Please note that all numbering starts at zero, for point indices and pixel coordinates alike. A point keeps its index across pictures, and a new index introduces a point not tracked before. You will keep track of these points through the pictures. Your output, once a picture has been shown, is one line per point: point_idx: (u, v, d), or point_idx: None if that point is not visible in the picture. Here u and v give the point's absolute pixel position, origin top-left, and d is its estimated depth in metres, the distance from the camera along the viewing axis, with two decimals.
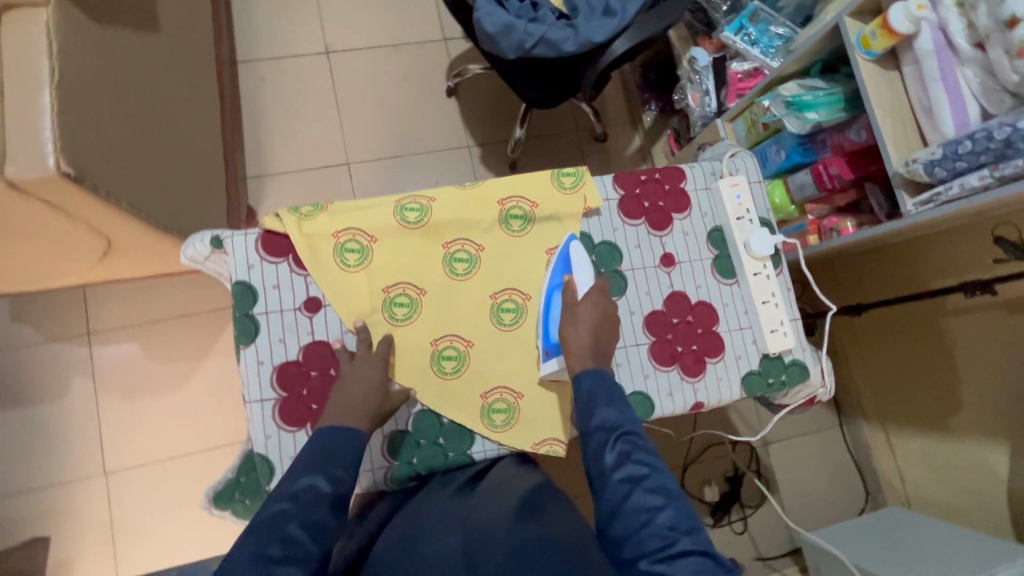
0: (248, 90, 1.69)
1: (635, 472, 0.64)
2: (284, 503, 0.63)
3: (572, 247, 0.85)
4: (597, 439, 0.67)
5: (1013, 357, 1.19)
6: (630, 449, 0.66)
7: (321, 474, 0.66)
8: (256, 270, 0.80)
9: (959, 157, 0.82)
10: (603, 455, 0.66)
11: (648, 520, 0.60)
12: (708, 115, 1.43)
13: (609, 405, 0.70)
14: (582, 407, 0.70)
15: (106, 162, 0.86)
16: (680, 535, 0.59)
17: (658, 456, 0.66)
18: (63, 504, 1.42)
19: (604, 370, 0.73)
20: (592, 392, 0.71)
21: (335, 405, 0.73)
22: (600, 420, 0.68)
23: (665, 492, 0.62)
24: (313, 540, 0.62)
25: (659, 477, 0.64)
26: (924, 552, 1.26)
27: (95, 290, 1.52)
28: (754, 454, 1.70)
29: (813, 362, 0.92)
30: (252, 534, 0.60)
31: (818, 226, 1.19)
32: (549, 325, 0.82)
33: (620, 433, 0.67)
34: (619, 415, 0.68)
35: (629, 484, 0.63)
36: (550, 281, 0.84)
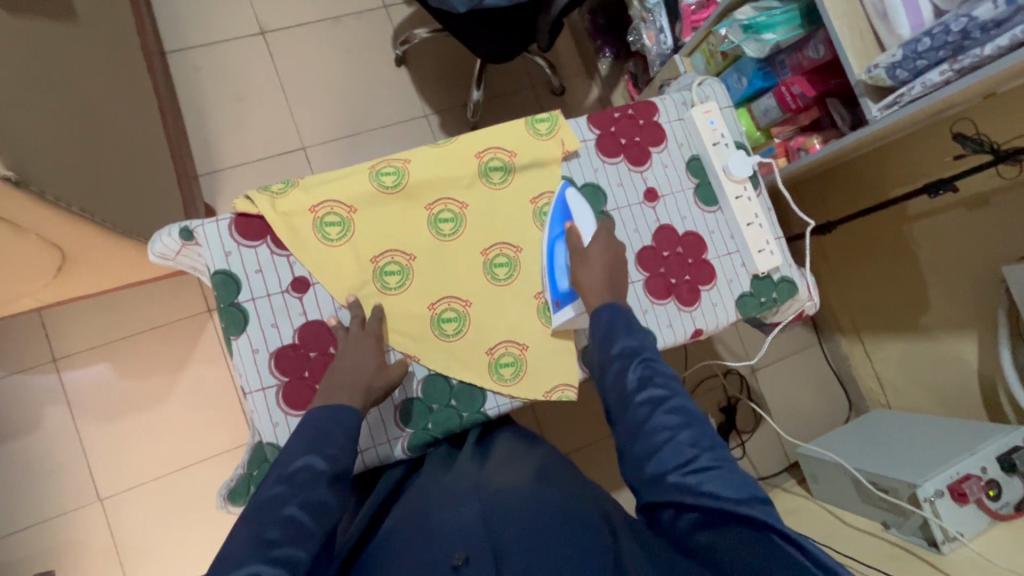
0: (183, 81, 1.58)
1: (655, 395, 0.64)
2: (279, 487, 0.60)
3: (568, 193, 0.85)
4: (617, 366, 0.68)
5: (977, 251, 1.26)
6: (650, 373, 0.67)
7: (316, 454, 0.64)
8: (234, 256, 0.77)
9: (919, 56, 0.83)
10: (624, 378, 0.67)
11: (668, 439, 0.61)
12: (665, 53, 1.42)
13: (628, 335, 0.71)
14: (602, 337, 0.72)
15: (48, 163, 0.79)
16: (701, 451, 0.60)
17: (679, 382, 0.66)
18: (61, 536, 1.37)
19: (621, 304, 0.75)
20: (610, 325, 0.72)
21: (335, 385, 0.71)
22: (620, 348, 0.69)
23: (685, 411, 0.63)
24: (313, 518, 0.59)
25: (680, 400, 0.64)
26: (912, 446, 1.33)
27: (54, 313, 1.43)
28: (745, 381, 1.76)
29: (800, 278, 0.95)
30: (250, 518, 0.58)
31: (785, 148, 1.21)
32: (557, 274, 0.83)
33: (641, 359, 0.68)
34: (639, 343, 0.70)
35: (650, 406, 0.64)
36: (551, 232, 0.84)
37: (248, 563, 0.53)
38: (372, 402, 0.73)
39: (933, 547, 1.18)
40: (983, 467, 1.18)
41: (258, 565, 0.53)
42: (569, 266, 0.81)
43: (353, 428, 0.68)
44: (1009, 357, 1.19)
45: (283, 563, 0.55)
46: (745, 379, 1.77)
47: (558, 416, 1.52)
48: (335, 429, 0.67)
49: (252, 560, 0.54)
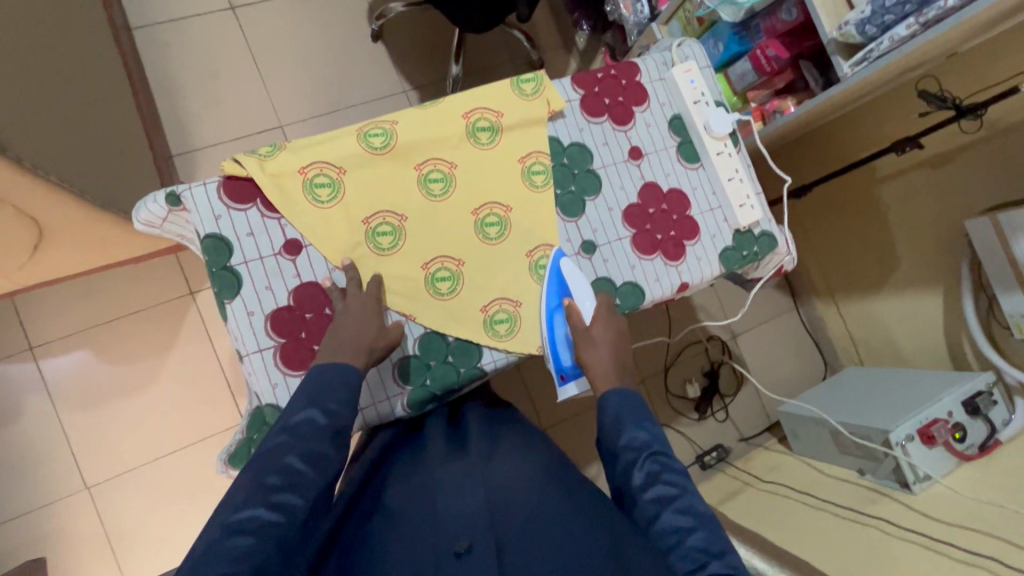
0: (151, 58, 1.53)
1: (665, 492, 0.64)
2: (283, 436, 0.62)
3: (564, 266, 0.85)
4: (626, 458, 0.68)
5: (942, 208, 1.31)
6: (659, 468, 0.66)
7: (317, 408, 0.64)
8: (224, 219, 0.76)
9: (887, 11, 0.87)
10: (632, 476, 0.67)
11: (677, 541, 0.60)
12: (642, 21, 1.43)
13: (636, 425, 0.71)
14: (610, 426, 0.71)
15: (21, 130, 0.77)
16: (711, 557, 0.59)
17: (689, 479, 0.66)
18: (48, 527, 1.35)
19: (629, 389, 0.75)
20: (619, 411, 0.72)
21: (336, 342, 0.70)
22: (629, 441, 0.69)
23: (694, 513, 0.62)
24: (313, 468, 0.61)
25: (689, 499, 0.64)
26: (880, 395, 1.42)
27: (27, 299, 1.39)
28: (726, 346, 1.82)
29: (778, 232, 0.99)
30: (254, 462, 0.60)
31: (761, 111, 1.24)
32: (559, 348, 0.83)
33: (650, 454, 0.67)
34: (648, 435, 0.69)
35: (659, 503, 0.63)
36: (548, 305, 0.84)
37: (249, 506, 0.56)
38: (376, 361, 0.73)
39: (904, 488, 1.26)
40: (949, 412, 1.26)
41: (259, 509, 0.56)
42: (573, 339, 0.80)
43: (355, 386, 0.67)
44: (970, 309, 1.27)
45: (281, 509, 0.57)
46: (725, 343, 1.82)
47: (545, 384, 1.55)
48: (338, 385, 0.66)
49: (254, 503, 0.56)
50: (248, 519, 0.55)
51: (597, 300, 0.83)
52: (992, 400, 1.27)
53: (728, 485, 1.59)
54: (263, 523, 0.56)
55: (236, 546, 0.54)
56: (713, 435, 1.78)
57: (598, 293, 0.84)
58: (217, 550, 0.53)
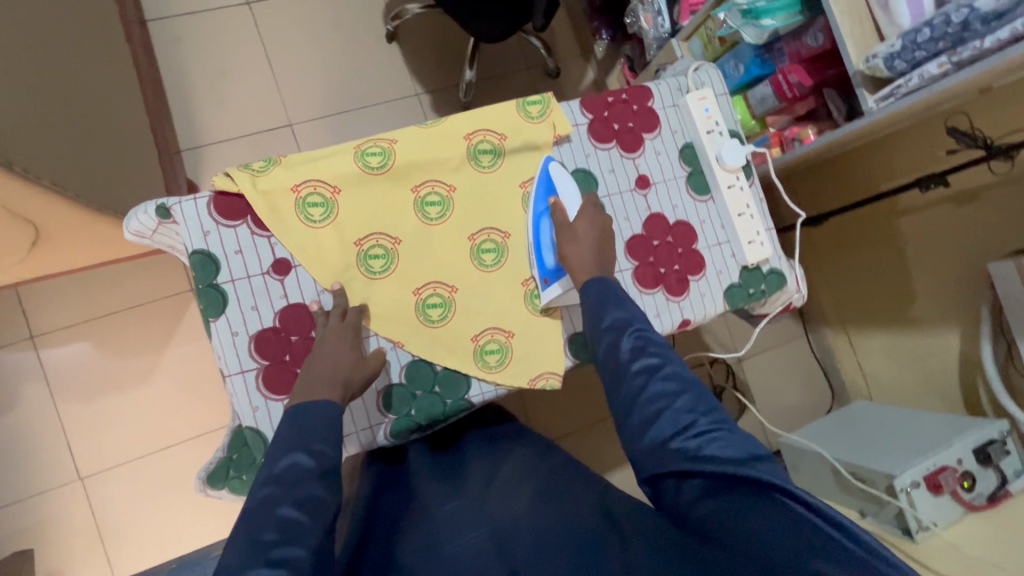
0: (165, 51, 1.53)
1: (649, 364, 0.65)
2: (269, 487, 0.58)
3: (551, 168, 0.84)
4: (611, 336, 0.68)
5: (963, 249, 1.26)
6: (644, 342, 0.67)
7: (302, 451, 0.61)
8: (213, 235, 0.75)
9: (918, 47, 0.82)
10: (618, 350, 0.67)
11: (666, 406, 0.61)
12: (662, 36, 1.39)
13: (618, 307, 0.71)
14: (593, 311, 0.71)
15: (13, 133, 0.76)
16: (698, 415, 0.60)
17: (672, 349, 0.67)
18: (40, 515, 1.36)
19: (609, 278, 0.75)
20: (599, 299, 0.72)
21: (311, 378, 0.68)
22: (612, 320, 0.69)
23: (680, 380, 0.63)
24: (308, 514, 0.57)
25: (674, 367, 0.65)
26: (890, 434, 1.36)
27: (30, 288, 1.39)
28: (731, 370, 1.77)
29: (788, 270, 0.95)
30: (242, 524, 0.56)
31: (779, 137, 1.20)
32: (544, 251, 0.82)
33: (634, 330, 0.68)
34: (630, 314, 0.70)
35: (646, 373, 0.64)
36: (535, 209, 0.83)
37: (248, 567, 0.52)
38: (352, 395, 0.71)
39: (908, 536, 1.21)
40: (959, 459, 1.20)
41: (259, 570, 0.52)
42: (556, 241, 0.79)
43: (336, 422, 0.65)
44: (989, 353, 1.21)
45: (284, 564, 0.53)
46: (731, 368, 1.77)
47: (544, 402, 1.52)
48: (320, 424, 0.64)
49: (254, 564, 0.52)
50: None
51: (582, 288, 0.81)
52: (1005, 449, 1.22)
53: None
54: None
55: None
56: None
57: (584, 199, 0.83)
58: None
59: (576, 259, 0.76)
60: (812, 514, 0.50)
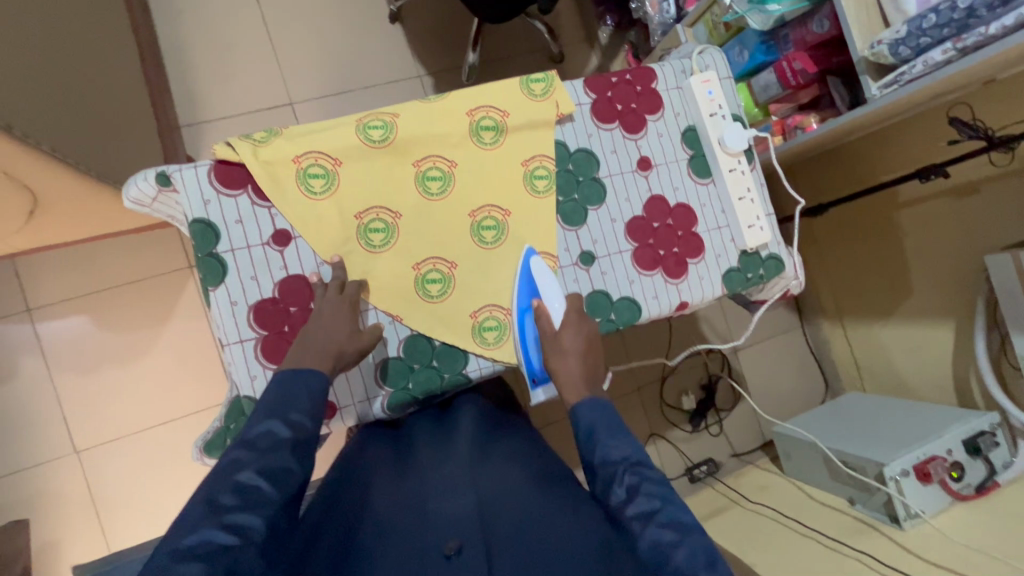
0: (166, 25, 1.52)
1: (645, 507, 0.58)
2: (240, 451, 0.57)
3: (533, 264, 0.81)
4: (605, 474, 0.62)
5: (962, 244, 1.27)
6: (639, 480, 0.60)
7: (278, 419, 0.60)
8: (213, 204, 0.75)
9: (923, 33, 0.82)
10: (613, 493, 0.61)
11: (665, 558, 0.55)
12: (667, 22, 1.38)
13: (612, 437, 0.65)
14: (585, 442, 0.66)
15: (13, 97, 0.75)
16: (699, 570, 0.53)
17: (671, 488, 0.60)
18: (35, 487, 1.36)
19: (603, 399, 0.69)
20: (591, 426, 0.66)
21: (301, 348, 0.68)
22: (604, 456, 0.63)
23: (678, 526, 0.57)
24: (272, 484, 0.56)
25: (673, 509, 0.58)
26: (883, 425, 1.37)
27: (28, 260, 1.39)
28: (726, 361, 1.79)
29: (787, 256, 0.95)
30: (204, 483, 0.55)
31: (782, 126, 1.19)
32: (529, 348, 0.79)
33: (628, 466, 0.62)
34: (625, 447, 0.63)
35: (642, 519, 0.58)
36: (519, 306, 0.80)
37: (201, 528, 0.51)
38: (343, 366, 0.71)
39: (895, 523, 1.23)
40: (949, 449, 1.22)
41: (211, 531, 0.51)
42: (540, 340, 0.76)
43: (319, 393, 0.64)
44: (983, 346, 1.22)
45: (236, 531, 0.52)
46: (726, 357, 1.78)
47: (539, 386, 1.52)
48: (302, 394, 0.63)
49: (205, 525, 0.51)
50: (200, 543, 0.50)
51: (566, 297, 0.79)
52: (995, 441, 1.23)
53: (715, 501, 1.56)
54: (215, 548, 0.51)
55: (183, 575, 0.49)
56: (704, 448, 1.76)
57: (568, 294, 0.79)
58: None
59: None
60: None
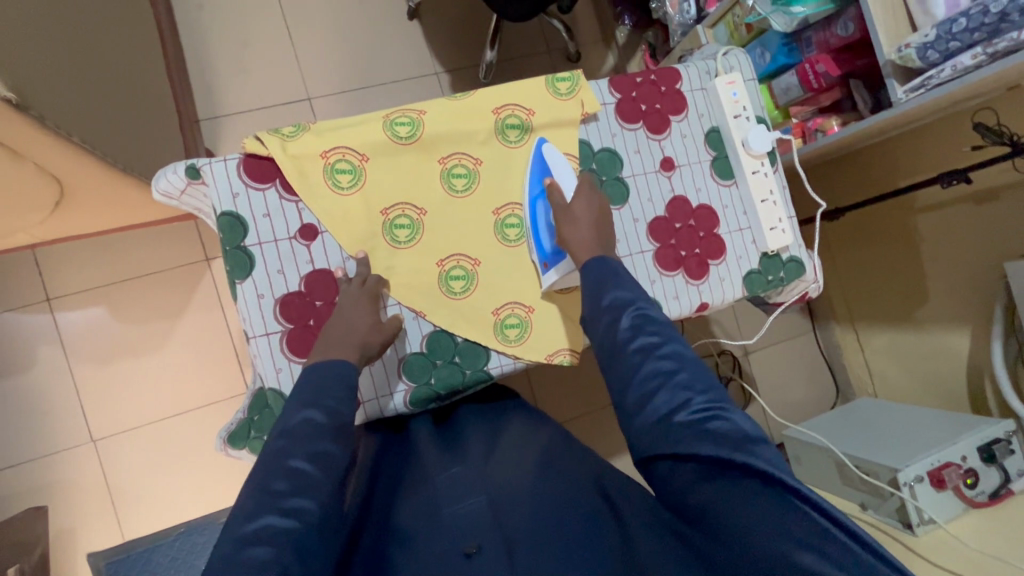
0: (187, 20, 1.53)
1: (647, 343, 0.59)
2: (281, 440, 0.57)
3: (545, 150, 0.81)
4: (608, 314, 0.63)
5: (986, 248, 1.24)
6: (643, 321, 0.61)
7: (316, 408, 0.60)
8: (242, 198, 0.76)
9: (953, 37, 0.81)
10: (616, 328, 0.61)
11: (662, 384, 0.55)
12: (687, 22, 1.36)
13: (619, 284, 0.66)
14: (591, 289, 0.67)
15: (48, 89, 0.77)
16: (695, 393, 0.53)
17: (675, 329, 0.60)
18: (53, 475, 1.38)
19: (609, 256, 0.70)
20: (598, 276, 0.67)
21: (330, 340, 0.69)
22: (610, 298, 0.64)
23: (678, 358, 0.57)
24: (320, 470, 0.56)
25: (674, 346, 0.58)
26: (900, 432, 1.34)
27: (49, 251, 1.41)
28: (737, 361, 1.77)
29: (808, 259, 0.95)
30: (255, 472, 0.55)
31: (802, 128, 1.20)
32: (541, 233, 0.80)
33: (633, 307, 0.62)
34: (632, 293, 0.64)
35: (643, 352, 0.58)
36: (531, 191, 0.81)
37: (259, 515, 0.51)
38: (366, 359, 0.71)
39: (908, 529, 1.22)
40: (963, 456, 1.21)
41: (272, 517, 0.51)
42: (552, 222, 0.77)
43: (349, 384, 0.64)
44: (999, 353, 1.21)
45: (293, 514, 0.51)
46: (737, 359, 1.78)
47: (549, 383, 1.51)
48: (334, 384, 0.63)
49: (265, 511, 0.51)
50: (262, 528, 0.50)
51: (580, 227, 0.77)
52: (1010, 449, 1.22)
53: None
54: (276, 532, 0.50)
55: (251, 559, 0.47)
56: None
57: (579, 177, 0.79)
58: (232, 567, 0.47)
59: (575, 213, 0.74)
60: (812, 510, 0.44)
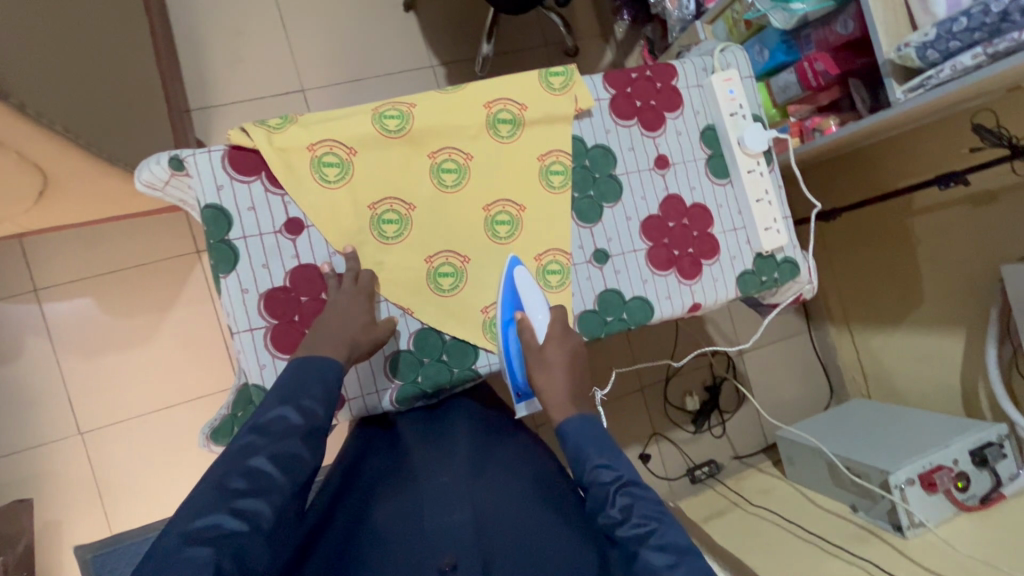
0: (179, 9, 1.50)
1: (641, 528, 0.58)
2: (250, 436, 0.57)
3: (517, 276, 0.76)
4: (597, 495, 0.62)
5: (983, 250, 1.23)
6: (632, 501, 0.60)
7: (291, 406, 0.59)
8: (227, 190, 0.74)
9: (953, 37, 0.80)
10: (607, 513, 0.60)
11: None
12: (686, 18, 1.35)
13: (602, 453, 0.64)
14: (574, 456, 0.65)
15: (28, 75, 0.75)
16: None
17: (665, 510, 0.60)
18: (39, 467, 1.37)
19: (589, 413, 0.69)
20: (580, 438, 0.66)
21: (312, 337, 0.67)
22: (597, 475, 0.62)
23: (672, 547, 0.56)
24: (281, 471, 0.56)
25: (666, 531, 0.58)
26: (890, 435, 1.34)
27: (37, 241, 1.39)
28: (732, 361, 1.77)
29: (802, 259, 0.94)
30: (214, 467, 0.55)
31: (800, 127, 1.18)
32: (513, 366, 0.76)
33: (620, 487, 0.61)
34: (617, 467, 0.63)
35: (636, 541, 0.57)
36: (502, 319, 0.76)
37: (210, 512, 0.51)
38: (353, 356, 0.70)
39: (897, 531, 1.22)
40: (954, 459, 1.21)
41: (221, 516, 0.51)
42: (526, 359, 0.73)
43: (331, 381, 0.63)
44: (994, 356, 1.20)
45: (245, 516, 0.52)
46: (732, 359, 1.77)
47: None
48: (313, 381, 0.62)
49: (215, 510, 0.51)
50: (209, 527, 0.50)
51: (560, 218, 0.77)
52: (1002, 453, 1.22)
53: (716, 503, 1.55)
54: (225, 533, 0.51)
55: (193, 558, 0.48)
56: (707, 449, 1.75)
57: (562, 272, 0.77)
58: (177, 563, 0.47)
59: None
60: None
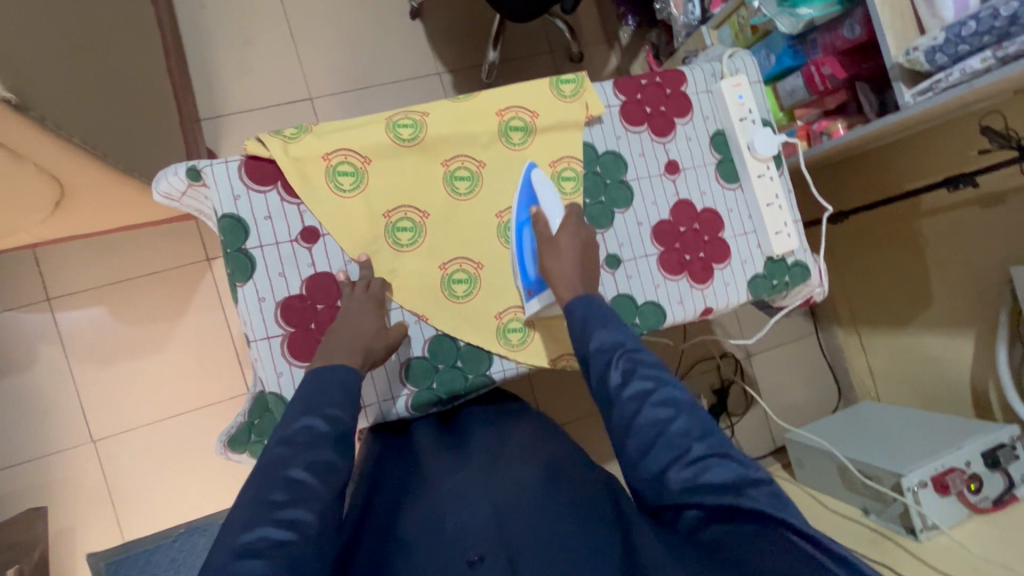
0: (188, 19, 1.52)
1: (642, 389, 0.57)
2: (281, 448, 0.57)
3: (534, 176, 0.80)
4: (599, 362, 0.62)
5: (992, 251, 1.23)
6: (634, 364, 0.60)
7: (316, 415, 0.60)
8: (244, 200, 0.75)
9: (962, 41, 0.81)
10: (608, 377, 0.60)
11: (658, 434, 0.54)
12: (692, 24, 1.36)
13: (605, 327, 0.65)
14: (579, 333, 0.66)
15: (48, 89, 0.76)
16: (692, 441, 0.53)
17: (668, 371, 0.59)
18: (52, 475, 1.37)
19: (595, 295, 0.70)
20: (585, 317, 0.67)
21: (332, 346, 0.68)
22: (599, 344, 0.63)
23: (673, 403, 0.56)
24: (319, 480, 0.56)
25: (668, 389, 0.57)
26: (902, 437, 1.33)
27: (49, 251, 1.40)
28: (740, 364, 1.77)
29: (813, 263, 0.94)
30: (250, 483, 0.54)
31: (807, 131, 1.18)
32: (526, 262, 0.80)
33: (623, 352, 0.61)
34: (619, 335, 0.63)
35: (637, 399, 0.57)
36: (518, 218, 0.80)
37: (254, 526, 0.50)
38: (370, 363, 0.71)
39: (911, 534, 1.21)
40: (967, 461, 1.20)
41: (267, 528, 0.51)
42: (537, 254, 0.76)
43: (352, 390, 0.64)
44: (1004, 357, 1.20)
45: (290, 525, 0.51)
46: (739, 361, 1.77)
47: (550, 386, 1.51)
48: (336, 391, 0.63)
49: (259, 522, 0.51)
50: (255, 540, 0.50)
51: (567, 216, 0.77)
52: (1014, 454, 1.21)
53: None
54: (274, 543, 0.50)
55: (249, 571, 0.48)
56: None
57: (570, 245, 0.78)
58: None
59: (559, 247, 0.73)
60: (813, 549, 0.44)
